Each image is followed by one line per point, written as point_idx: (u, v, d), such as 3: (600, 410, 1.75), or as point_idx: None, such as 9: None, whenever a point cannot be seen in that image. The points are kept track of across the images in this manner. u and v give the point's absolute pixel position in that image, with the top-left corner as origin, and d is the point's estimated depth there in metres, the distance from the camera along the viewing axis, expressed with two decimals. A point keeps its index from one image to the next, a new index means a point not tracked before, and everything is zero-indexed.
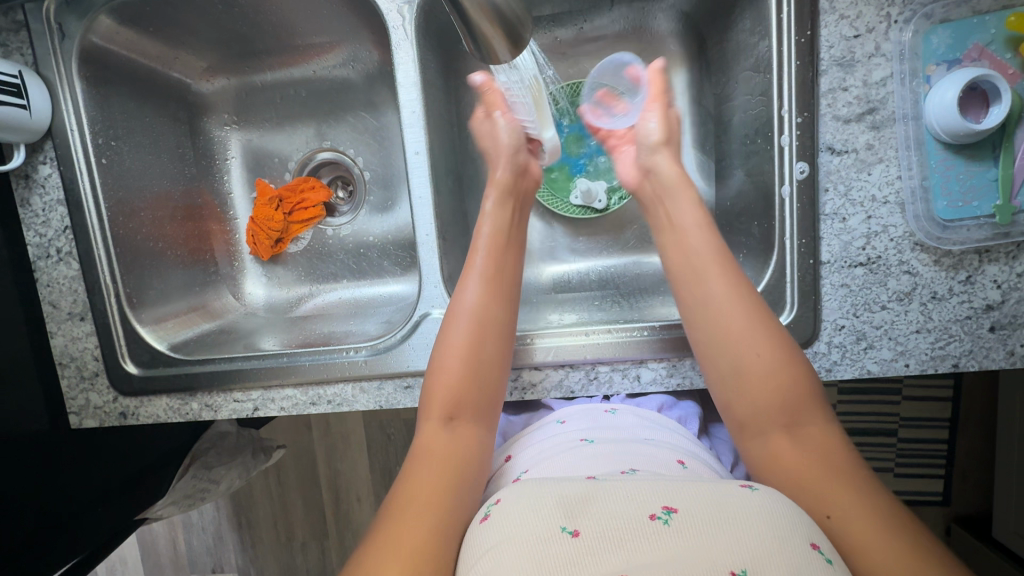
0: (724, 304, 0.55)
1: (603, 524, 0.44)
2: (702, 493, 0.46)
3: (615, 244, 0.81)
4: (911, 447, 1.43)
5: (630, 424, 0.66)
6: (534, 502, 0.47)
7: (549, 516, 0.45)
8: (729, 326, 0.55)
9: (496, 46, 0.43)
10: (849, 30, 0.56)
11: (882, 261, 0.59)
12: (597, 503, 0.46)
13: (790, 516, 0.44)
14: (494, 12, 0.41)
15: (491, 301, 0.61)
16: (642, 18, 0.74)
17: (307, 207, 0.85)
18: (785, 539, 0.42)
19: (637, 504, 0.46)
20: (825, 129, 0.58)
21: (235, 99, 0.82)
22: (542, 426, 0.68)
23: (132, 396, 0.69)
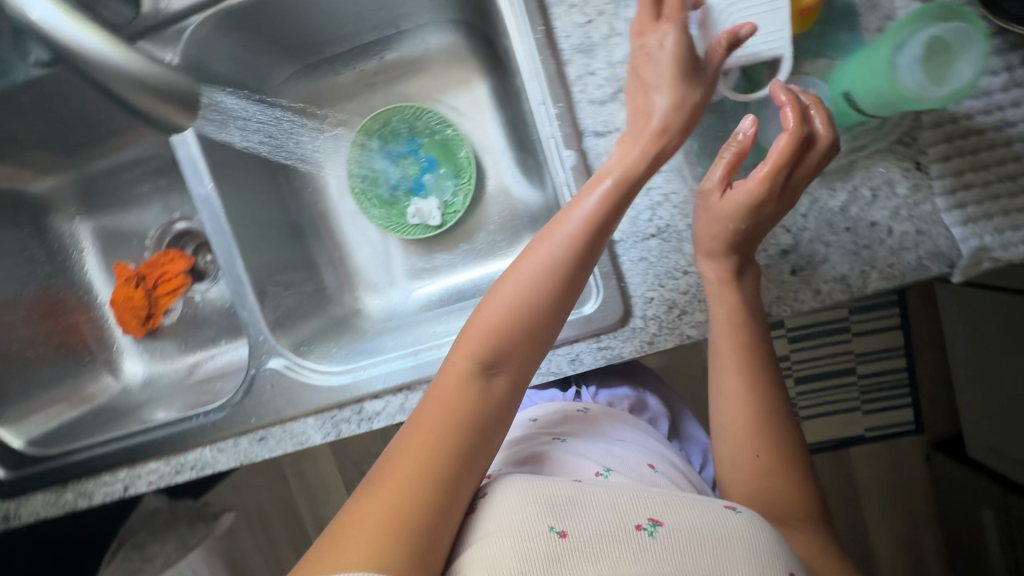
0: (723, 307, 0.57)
1: (591, 528, 0.45)
2: (693, 512, 0.48)
3: (470, 255, 0.81)
4: (872, 382, 1.42)
5: (603, 426, 0.71)
6: (521, 497, 0.47)
7: (536, 515, 0.45)
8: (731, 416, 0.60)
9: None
10: (581, 18, 0.57)
11: (672, 229, 0.60)
12: (583, 507, 0.47)
13: (771, 550, 0.47)
14: None
15: (601, 220, 0.49)
16: (432, 36, 0.76)
17: (169, 279, 0.87)
18: (759, 561, 0.45)
19: (624, 512, 0.47)
20: (584, 115, 0.59)
21: (77, 193, 0.85)
22: (515, 425, 0.72)
23: (10, 498, 0.71)
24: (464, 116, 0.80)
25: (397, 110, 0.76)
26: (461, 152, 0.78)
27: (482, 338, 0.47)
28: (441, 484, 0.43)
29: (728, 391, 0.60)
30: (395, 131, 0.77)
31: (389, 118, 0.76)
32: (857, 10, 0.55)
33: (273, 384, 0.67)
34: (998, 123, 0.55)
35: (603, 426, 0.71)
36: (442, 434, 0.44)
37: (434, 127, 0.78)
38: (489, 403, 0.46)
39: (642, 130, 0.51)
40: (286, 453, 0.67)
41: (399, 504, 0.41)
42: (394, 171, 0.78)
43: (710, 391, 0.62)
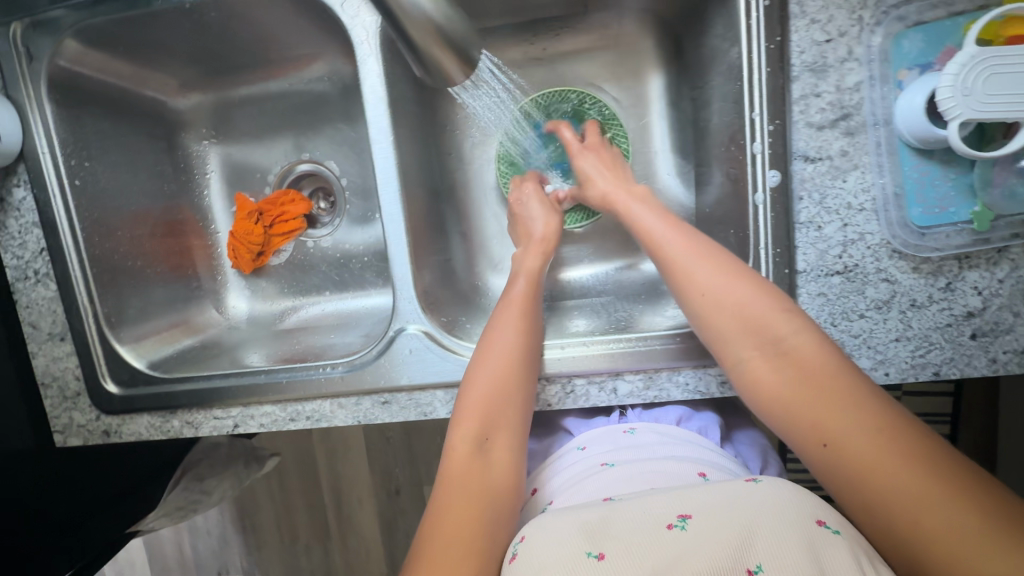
0: (727, 308, 0.54)
1: (625, 542, 0.45)
2: (713, 495, 0.48)
3: (591, 252, 0.82)
4: None
5: (651, 442, 0.64)
6: (555, 533, 0.47)
7: (573, 544, 0.45)
8: (747, 319, 0.53)
9: (445, 62, 0.41)
10: (820, 35, 0.54)
11: (859, 270, 0.58)
12: (613, 524, 0.47)
13: (798, 502, 0.45)
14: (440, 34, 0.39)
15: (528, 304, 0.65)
16: (614, 22, 0.73)
17: (287, 220, 0.85)
18: (789, 518, 0.43)
19: (652, 519, 0.46)
20: (798, 137, 0.56)
21: (212, 115, 0.82)
22: (563, 455, 0.67)
23: (114, 415, 0.70)
24: (625, 110, 0.77)
25: (561, 93, 0.76)
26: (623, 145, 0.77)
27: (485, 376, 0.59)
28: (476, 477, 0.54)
29: (760, 367, 0.52)
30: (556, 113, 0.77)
31: (551, 100, 0.77)
32: None
33: (411, 350, 0.65)
34: None
35: (648, 441, 0.64)
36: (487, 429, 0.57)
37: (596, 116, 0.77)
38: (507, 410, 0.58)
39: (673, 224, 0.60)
40: (407, 421, 0.66)
41: (463, 503, 0.53)
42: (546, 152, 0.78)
43: (712, 313, 0.55)
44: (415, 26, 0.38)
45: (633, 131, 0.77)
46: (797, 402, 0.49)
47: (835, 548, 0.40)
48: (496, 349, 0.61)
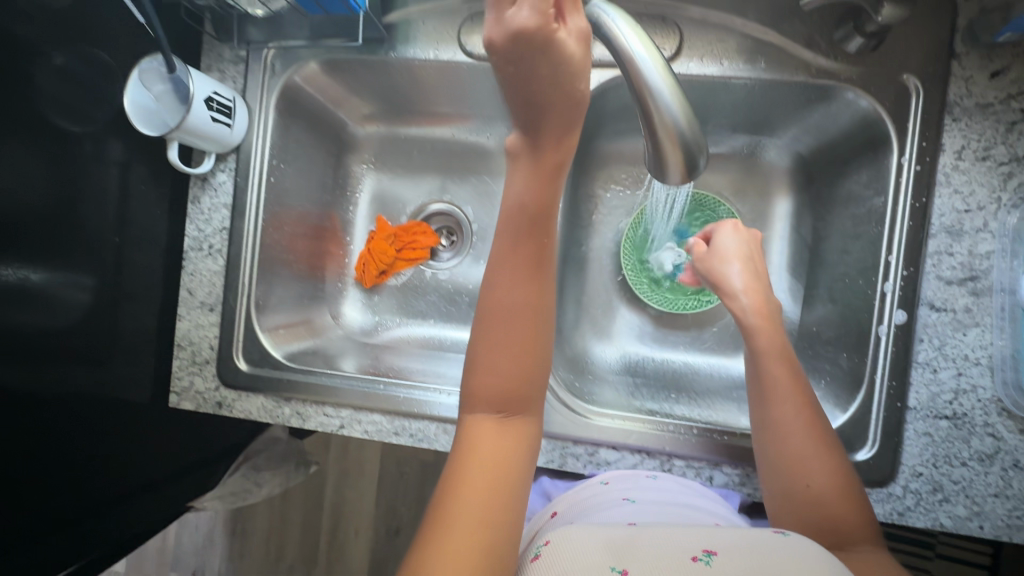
0: (794, 463, 0.58)
1: (650, 565, 0.45)
2: (741, 540, 0.48)
3: (694, 342, 0.86)
4: None
5: (672, 488, 0.63)
6: (579, 546, 0.49)
7: (598, 558, 0.46)
8: (799, 468, 0.58)
9: (671, 156, 0.47)
10: (961, 204, 0.62)
11: (967, 419, 0.62)
12: (640, 547, 0.48)
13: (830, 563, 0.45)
14: (682, 142, 0.46)
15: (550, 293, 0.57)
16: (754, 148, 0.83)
17: (416, 248, 0.92)
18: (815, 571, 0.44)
19: (679, 547, 0.48)
20: (927, 286, 0.62)
21: (378, 145, 0.93)
22: (584, 485, 0.66)
23: (232, 389, 0.74)
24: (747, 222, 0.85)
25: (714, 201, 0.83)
26: None
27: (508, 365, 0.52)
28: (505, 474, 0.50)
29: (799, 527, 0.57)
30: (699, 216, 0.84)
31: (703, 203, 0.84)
32: None
33: None
34: None
35: (671, 488, 0.63)
36: (511, 392, 0.52)
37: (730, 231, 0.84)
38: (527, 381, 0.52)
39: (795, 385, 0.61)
40: None
41: (484, 487, 0.49)
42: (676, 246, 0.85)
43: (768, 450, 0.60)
44: (665, 131, 0.46)
45: None
46: None
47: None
48: (518, 304, 0.51)
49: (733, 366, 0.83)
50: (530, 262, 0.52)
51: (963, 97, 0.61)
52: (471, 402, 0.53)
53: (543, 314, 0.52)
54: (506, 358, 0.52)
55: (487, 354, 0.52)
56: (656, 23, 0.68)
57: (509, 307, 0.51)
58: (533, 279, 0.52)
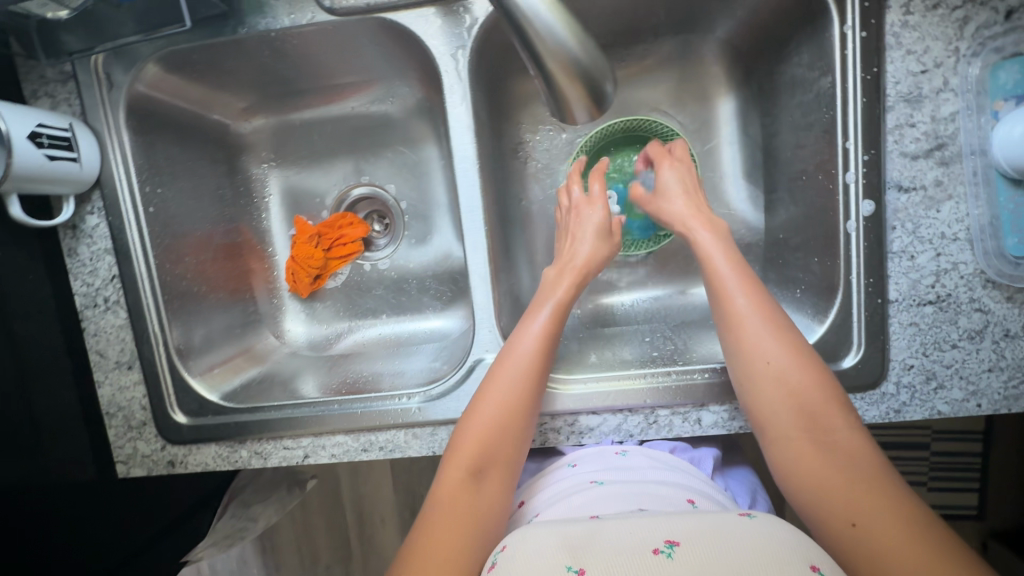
0: (756, 357, 0.55)
1: (607, 562, 0.45)
2: (701, 529, 0.48)
3: (660, 274, 0.80)
4: None
5: (640, 466, 0.64)
6: (538, 549, 0.48)
7: (553, 557, 0.46)
8: (760, 358, 0.54)
9: (569, 92, 0.39)
10: (916, 66, 0.54)
11: (952, 300, 0.58)
12: (597, 541, 0.48)
13: (793, 546, 0.45)
14: (577, 70, 0.38)
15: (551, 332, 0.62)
16: (686, 48, 0.73)
17: (345, 243, 0.84)
18: (780, 563, 0.43)
19: (640, 539, 0.47)
20: (892, 166, 0.56)
21: (272, 139, 0.82)
22: (554, 470, 0.67)
23: (180, 444, 0.68)
24: (691, 133, 0.76)
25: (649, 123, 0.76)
26: None
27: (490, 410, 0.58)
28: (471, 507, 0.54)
29: (764, 411, 0.54)
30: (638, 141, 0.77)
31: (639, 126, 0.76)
32: None
33: None
34: None
35: (639, 464, 0.64)
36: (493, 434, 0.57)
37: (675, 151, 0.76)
38: (503, 444, 0.57)
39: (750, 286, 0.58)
40: None
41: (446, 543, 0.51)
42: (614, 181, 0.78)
43: (727, 335, 0.57)
44: (553, 59, 0.37)
45: (701, 153, 0.76)
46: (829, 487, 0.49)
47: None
48: (511, 383, 0.58)
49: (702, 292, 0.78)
50: (516, 375, 0.59)
51: None
52: (452, 455, 0.57)
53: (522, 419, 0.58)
54: (488, 420, 0.58)
55: (470, 433, 0.57)
56: None
57: (486, 419, 0.57)
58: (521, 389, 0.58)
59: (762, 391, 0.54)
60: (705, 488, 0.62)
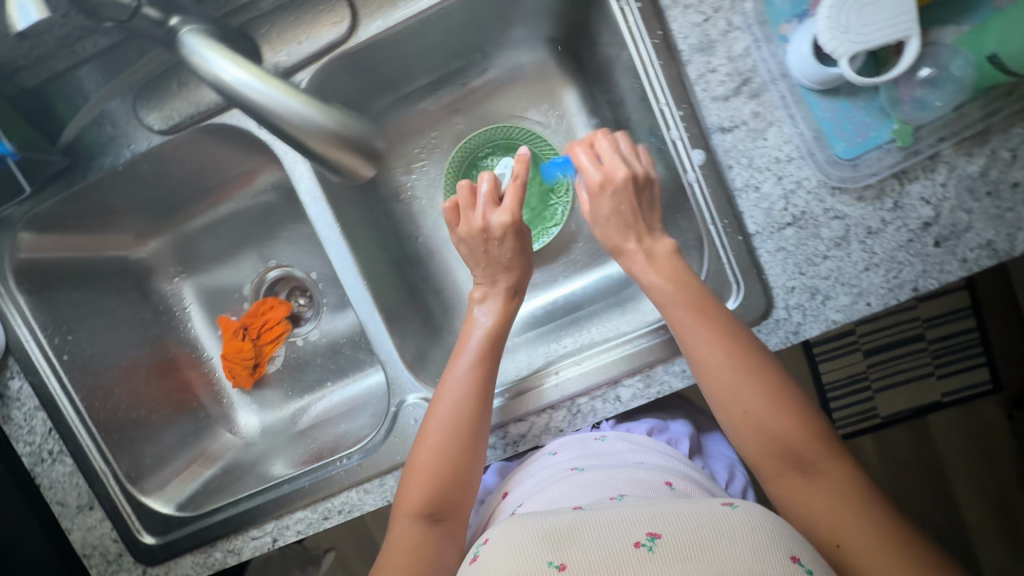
0: (710, 360, 0.56)
1: (588, 558, 0.46)
2: (686, 519, 0.48)
3: (568, 267, 0.83)
4: (944, 346, 1.44)
5: (620, 449, 0.67)
6: (518, 538, 0.49)
7: (535, 552, 0.47)
8: (708, 358, 0.56)
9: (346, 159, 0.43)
10: (697, 17, 0.57)
11: (808, 216, 0.60)
12: (582, 535, 0.48)
13: (767, 535, 0.46)
14: (339, 138, 0.42)
15: (484, 369, 0.62)
16: (518, 56, 0.76)
17: (272, 326, 0.87)
18: (759, 553, 0.44)
19: (624, 532, 0.48)
20: (709, 112, 0.59)
21: (174, 253, 0.85)
22: (536, 459, 0.69)
23: (158, 565, 0.70)
24: (551, 129, 0.80)
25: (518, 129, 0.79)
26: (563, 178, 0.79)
27: (436, 439, 0.59)
28: (428, 546, 0.56)
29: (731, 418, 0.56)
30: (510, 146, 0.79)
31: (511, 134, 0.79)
32: None
33: (417, 420, 0.66)
34: None
35: (616, 448, 0.67)
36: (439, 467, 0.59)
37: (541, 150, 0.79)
38: (451, 481, 0.59)
39: (687, 295, 0.58)
40: None
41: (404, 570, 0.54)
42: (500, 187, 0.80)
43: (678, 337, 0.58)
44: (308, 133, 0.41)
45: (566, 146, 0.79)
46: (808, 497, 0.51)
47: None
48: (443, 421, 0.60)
49: (611, 271, 0.81)
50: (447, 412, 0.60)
51: None
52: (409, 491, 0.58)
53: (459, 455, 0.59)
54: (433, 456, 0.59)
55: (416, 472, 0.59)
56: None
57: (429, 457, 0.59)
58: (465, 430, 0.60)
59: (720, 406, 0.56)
60: (680, 469, 0.64)
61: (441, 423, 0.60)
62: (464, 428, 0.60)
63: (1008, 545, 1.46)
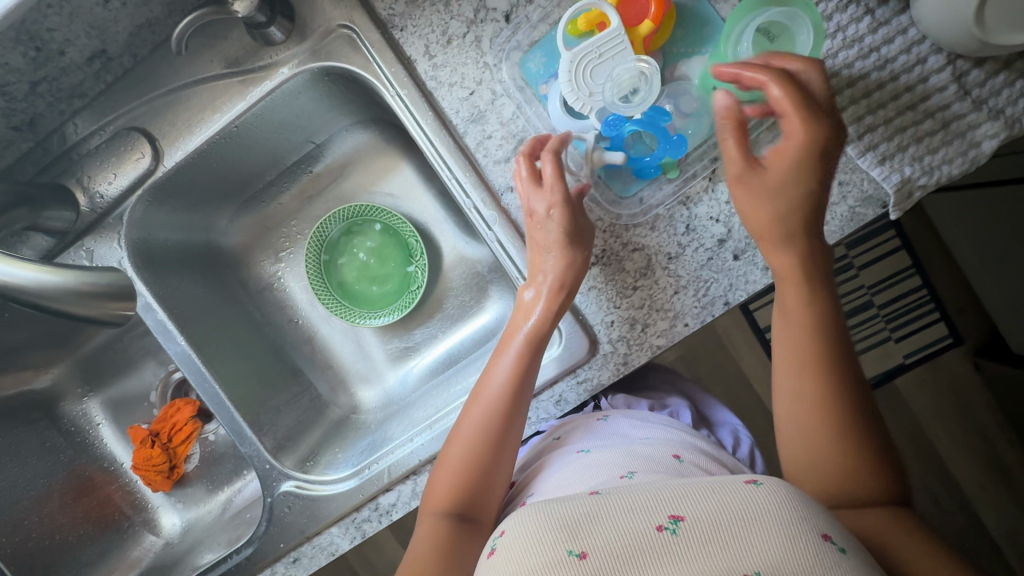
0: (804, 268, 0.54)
1: (611, 544, 0.42)
2: (710, 496, 0.43)
3: (443, 322, 0.85)
4: (894, 309, 1.44)
5: (624, 427, 0.70)
6: (531, 524, 0.45)
7: (551, 541, 0.42)
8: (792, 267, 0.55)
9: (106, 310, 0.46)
10: (463, 92, 0.61)
11: (610, 252, 0.62)
12: (600, 520, 0.43)
13: (799, 512, 0.42)
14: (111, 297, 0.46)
15: (528, 349, 0.60)
16: (350, 138, 0.80)
17: (180, 428, 0.89)
18: (793, 530, 0.40)
19: (644, 514, 0.43)
20: (494, 175, 0.62)
21: (78, 376, 0.90)
22: (544, 445, 0.73)
23: None
24: (402, 199, 0.85)
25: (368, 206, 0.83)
26: (416, 240, 0.82)
27: (465, 433, 0.59)
28: (452, 547, 0.54)
29: (809, 352, 0.53)
30: (365, 221, 0.83)
31: (362, 210, 0.83)
32: (711, 4, 0.58)
33: (290, 507, 0.68)
34: (876, 64, 0.58)
35: (619, 425, 0.71)
36: (459, 470, 0.57)
37: (392, 220, 0.83)
38: (478, 480, 0.57)
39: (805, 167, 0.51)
40: (322, 566, 0.68)
41: None
42: (369, 258, 0.84)
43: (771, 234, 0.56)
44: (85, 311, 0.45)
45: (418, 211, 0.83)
46: (849, 485, 0.50)
47: (838, 567, 0.39)
48: (494, 395, 0.59)
49: (486, 319, 0.83)
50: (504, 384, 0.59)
51: (391, 4, 0.60)
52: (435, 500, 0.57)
53: (486, 451, 0.58)
54: (454, 464, 0.58)
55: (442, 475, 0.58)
56: (120, 139, 0.63)
57: (469, 437, 0.58)
58: (500, 426, 0.58)
59: (790, 331, 0.55)
60: (685, 440, 0.67)
61: (478, 413, 0.59)
62: (493, 424, 0.58)
63: (994, 495, 1.44)
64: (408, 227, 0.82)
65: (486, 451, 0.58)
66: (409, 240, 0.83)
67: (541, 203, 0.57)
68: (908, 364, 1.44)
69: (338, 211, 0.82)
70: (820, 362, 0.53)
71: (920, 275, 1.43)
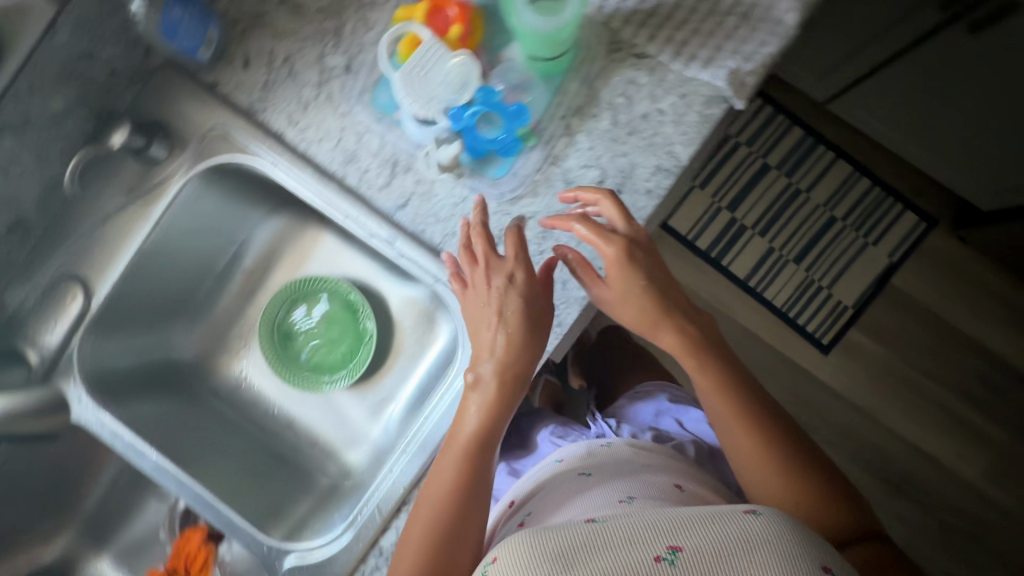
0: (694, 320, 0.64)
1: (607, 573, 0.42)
2: (713, 528, 0.45)
3: (406, 359, 0.87)
4: (857, 214, 1.43)
5: (626, 454, 0.72)
6: (524, 553, 0.45)
7: (543, 569, 0.43)
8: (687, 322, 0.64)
9: None
10: (332, 143, 0.68)
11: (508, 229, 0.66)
12: (597, 551, 0.44)
13: (795, 543, 0.44)
14: None
15: (491, 423, 0.61)
16: (267, 227, 0.86)
17: (194, 558, 0.85)
18: (793, 559, 0.42)
19: (641, 545, 0.44)
20: (383, 201, 0.68)
21: (84, 538, 0.91)
22: (544, 466, 0.74)
23: None
24: (333, 263, 0.89)
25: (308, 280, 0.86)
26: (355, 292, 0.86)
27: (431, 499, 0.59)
28: None
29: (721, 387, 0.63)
30: (303, 299, 0.87)
31: (300, 288, 0.86)
32: None
33: None
34: None
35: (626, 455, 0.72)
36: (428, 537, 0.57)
37: (327, 285, 0.86)
38: (446, 545, 0.57)
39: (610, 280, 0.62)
40: None
41: None
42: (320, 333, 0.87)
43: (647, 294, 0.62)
44: None
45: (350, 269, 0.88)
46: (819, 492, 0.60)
47: None
48: (453, 460, 0.60)
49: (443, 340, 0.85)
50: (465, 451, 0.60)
51: (249, 95, 0.69)
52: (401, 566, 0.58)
53: (450, 515, 0.58)
54: (420, 529, 0.58)
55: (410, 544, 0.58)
56: (52, 290, 0.70)
57: (434, 502, 0.59)
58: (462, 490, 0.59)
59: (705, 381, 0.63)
60: (684, 467, 0.71)
61: (443, 478, 0.60)
62: (452, 508, 0.58)
63: None
64: (346, 284, 0.86)
65: (450, 515, 0.58)
66: (349, 295, 0.86)
67: (498, 285, 0.62)
68: (896, 260, 1.42)
69: (279, 296, 0.86)
70: (745, 391, 0.63)
71: (868, 175, 1.43)
